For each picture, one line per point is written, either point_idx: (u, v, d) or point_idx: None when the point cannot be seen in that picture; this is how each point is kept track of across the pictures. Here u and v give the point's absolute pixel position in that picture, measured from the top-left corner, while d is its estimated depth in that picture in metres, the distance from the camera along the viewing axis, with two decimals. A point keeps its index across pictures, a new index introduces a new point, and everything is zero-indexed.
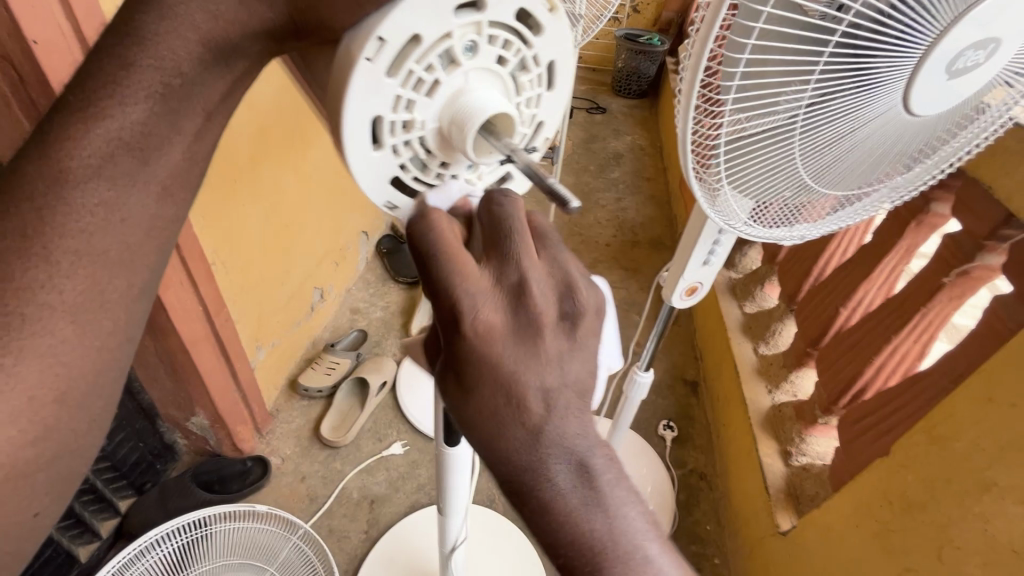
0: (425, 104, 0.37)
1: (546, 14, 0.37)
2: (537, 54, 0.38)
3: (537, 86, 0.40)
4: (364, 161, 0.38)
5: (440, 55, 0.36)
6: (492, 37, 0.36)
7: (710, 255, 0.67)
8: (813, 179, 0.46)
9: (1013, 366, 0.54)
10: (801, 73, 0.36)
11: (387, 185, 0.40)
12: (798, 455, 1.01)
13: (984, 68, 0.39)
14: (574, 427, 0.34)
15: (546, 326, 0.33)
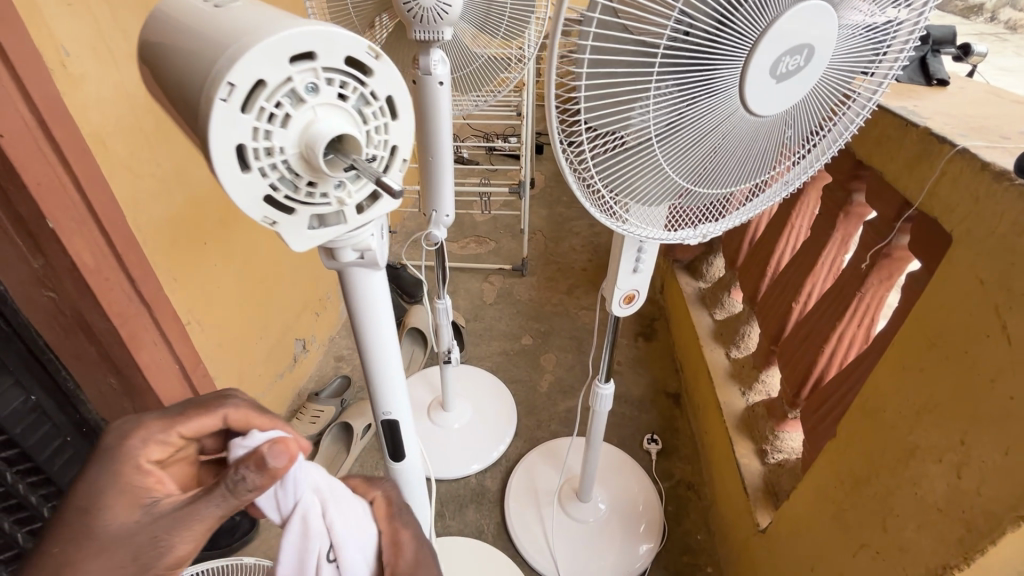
0: (279, 134, 0.40)
1: (374, 58, 0.42)
2: (375, 90, 0.43)
3: (381, 115, 0.45)
4: (237, 186, 0.41)
5: (285, 94, 0.40)
6: (329, 78, 0.41)
7: (638, 262, 0.72)
8: (691, 180, 0.51)
9: (914, 332, 0.58)
10: (640, 91, 0.42)
11: (261, 207, 0.43)
12: (774, 453, 1.03)
13: (809, 69, 0.45)
14: None
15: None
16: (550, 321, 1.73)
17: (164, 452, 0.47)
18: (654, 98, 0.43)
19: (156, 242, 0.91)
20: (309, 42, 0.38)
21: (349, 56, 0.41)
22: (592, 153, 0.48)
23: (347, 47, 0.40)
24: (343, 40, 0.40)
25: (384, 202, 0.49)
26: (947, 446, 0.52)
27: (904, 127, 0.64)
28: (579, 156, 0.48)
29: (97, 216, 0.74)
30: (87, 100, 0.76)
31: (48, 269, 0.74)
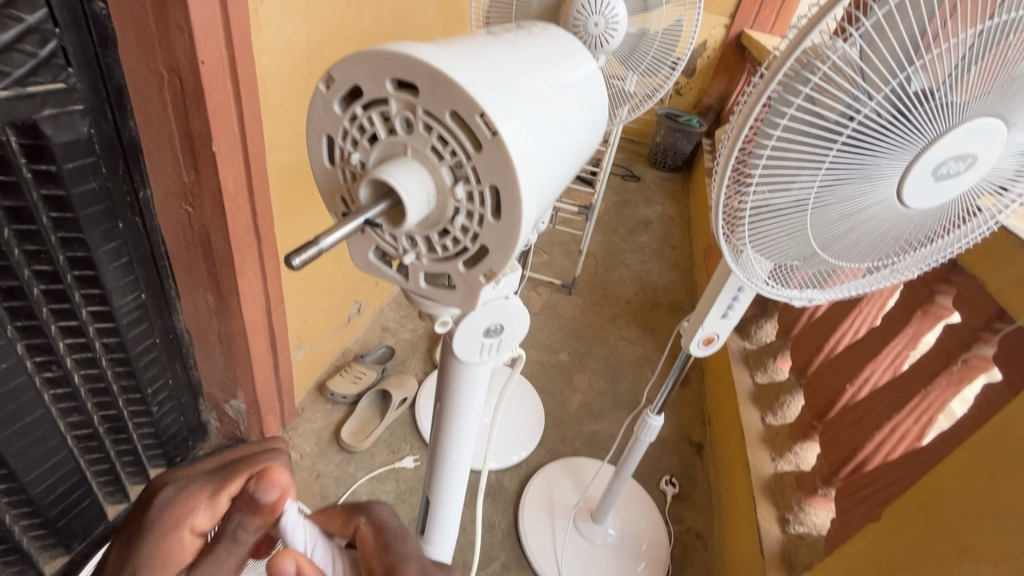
0: (363, 147, 0.44)
1: (486, 135, 0.39)
2: (476, 167, 0.41)
3: (474, 204, 0.42)
4: (321, 171, 0.47)
5: (382, 114, 0.42)
6: (426, 123, 0.40)
7: (729, 309, 0.75)
8: (823, 249, 0.56)
9: (990, 440, 0.60)
10: (814, 161, 0.47)
11: (338, 207, 0.48)
12: (796, 523, 1.04)
13: (966, 175, 0.49)
14: None
15: None
16: (590, 343, 1.76)
17: (222, 494, 0.49)
18: (825, 171, 0.47)
19: (277, 184, 0.97)
20: (413, 77, 0.39)
21: (455, 113, 0.39)
22: (745, 205, 0.53)
23: (455, 103, 0.38)
24: (446, 94, 0.38)
25: (455, 264, 0.46)
26: (1007, 553, 0.54)
27: (1018, 246, 0.67)
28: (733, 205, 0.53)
29: (248, 149, 0.81)
30: (265, 45, 0.83)
31: (195, 185, 0.81)
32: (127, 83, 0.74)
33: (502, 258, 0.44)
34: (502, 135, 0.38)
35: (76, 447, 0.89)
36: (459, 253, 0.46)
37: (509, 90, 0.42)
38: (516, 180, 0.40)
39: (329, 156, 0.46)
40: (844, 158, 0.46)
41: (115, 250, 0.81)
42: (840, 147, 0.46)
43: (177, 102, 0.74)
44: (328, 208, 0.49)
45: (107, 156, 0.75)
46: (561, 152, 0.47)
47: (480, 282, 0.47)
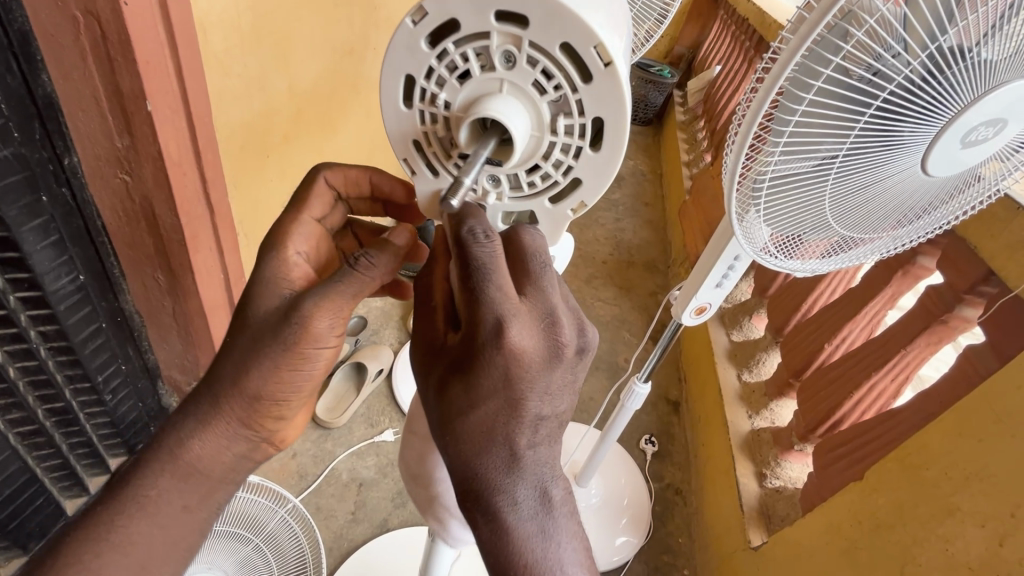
0: (451, 86, 0.43)
1: (601, 64, 0.40)
2: (582, 99, 0.42)
3: (576, 136, 0.44)
4: (392, 112, 0.46)
5: (477, 51, 0.42)
6: (531, 57, 0.41)
7: (723, 278, 0.73)
8: (836, 217, 0.55)
9: (980, 403, 0.61)
10: (845, 127, 0.45)
11: (409, 147, 0.48)
12: (772, 478, 1.08)
13: (992, 142, 0.47)
14: (544, 454, 0.40)
15: (524, 352, 0.38)
16: None
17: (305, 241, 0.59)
18: (853, 138, 0.46)
19: (227, 147, 0.87)
20: (527, 11, 0.39)
21: (567, 42, 0.40)
22: (765, 174, 0.51)
23: (568, 35, 0.39)
24: (561, 27, 0.39)
25: (541, 201, 0.48)
26: (994, 515, 0.56)
27: (1015, 209, 0.66)
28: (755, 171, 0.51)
29: (191, 107, 0.71)
30: None
31: (130, 150, 0.71)
32: (34, 28, 0.62)
33: (596, 189, 0.46)
34: (617, 66, 0.40)
35: (22, 445, 0.81)
36: (549, 189, 0.48)
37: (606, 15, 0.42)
38: (624, 111, 0.42)
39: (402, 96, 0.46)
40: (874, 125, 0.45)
41: (41, 228, 0.70)
42: (871, 113, 0.44)
43: (100, 54, 0.62)
44: (398, 156, 0.49)
45: (19, 119, 0.64)
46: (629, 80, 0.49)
47: (569, 216, 0.49)
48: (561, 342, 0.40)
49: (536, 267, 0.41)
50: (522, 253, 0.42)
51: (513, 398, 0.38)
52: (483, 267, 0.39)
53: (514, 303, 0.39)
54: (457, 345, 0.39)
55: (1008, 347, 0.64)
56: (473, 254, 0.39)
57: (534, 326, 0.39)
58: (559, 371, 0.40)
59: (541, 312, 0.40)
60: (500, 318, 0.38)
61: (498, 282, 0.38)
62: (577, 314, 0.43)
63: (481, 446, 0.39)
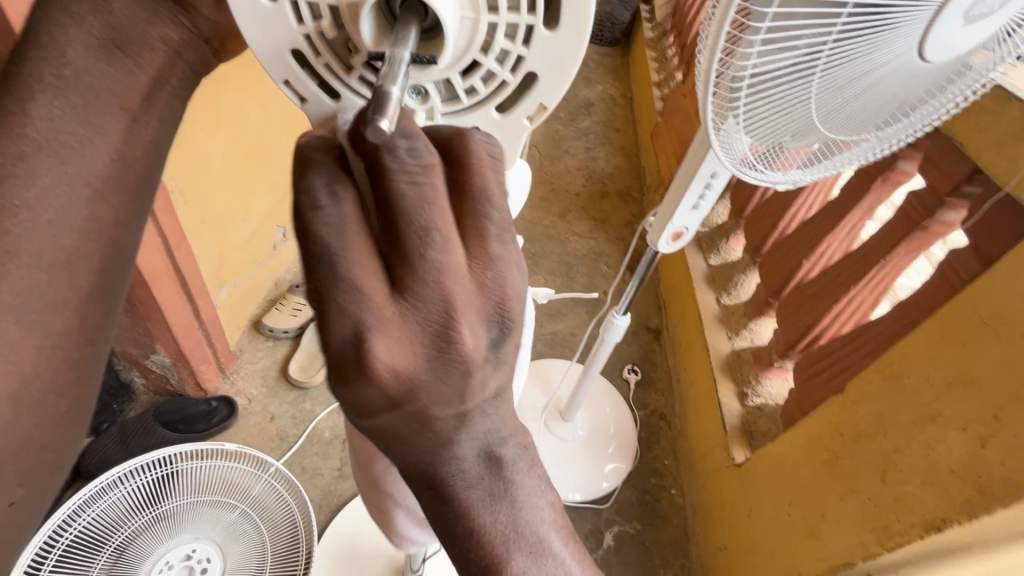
0: None
1: None
2: None
3: (522, 8, 0.37)
4: (257, 18, 0.38)
5: None
6: None
7: (699, 200, 0.68)
8: (822, 118, 0.49)
9: (963, 310, 0.59)
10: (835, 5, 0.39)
11: (289, 62, 0.40)
12: (753, 396, 1.10)
13: (995, 16, 0.42)
14: (482, 425, 0.34)
15: (404, 361, 0.30)
16: (540, 243, 1.67)
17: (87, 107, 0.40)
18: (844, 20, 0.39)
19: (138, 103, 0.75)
20: None
21: None
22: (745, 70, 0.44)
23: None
24: None
25: (490, 107, 0.42)
26: (976, 418, 0.55)
27: (1005, 101, 0.62)
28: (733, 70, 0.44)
29: None
30: None
31: None
32: None
33: (556, 79, 0.40)
34: None
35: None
36: (499, 90, 0.41)
37: None
38: None
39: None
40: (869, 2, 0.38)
41: None
42: None
43: None
44: (275, 78, 0.41)
45: None
46: None
47: (525, 122, 0.43)
48: (462, 352, 0.31)
49: (419, 243, 0.30)
50: (397, 219, 0.30)
51: (412, 412, 0.32)
52: (330, 259, 0.30)
53: (379, 306, 0.30)
54: (325, 349, 0.32)
55: (992, 249, 0.62)
56: (315, 231, 0.30)
57: (415, 329, 0.30)
58: (466, 374, 0.32)
59: (431, 309, 0.31)
60: (362, 331, 0.29)
61: (355, 277, 0.30)
62: (497, 289, 0.33)
63: (391, 449, 0.34)
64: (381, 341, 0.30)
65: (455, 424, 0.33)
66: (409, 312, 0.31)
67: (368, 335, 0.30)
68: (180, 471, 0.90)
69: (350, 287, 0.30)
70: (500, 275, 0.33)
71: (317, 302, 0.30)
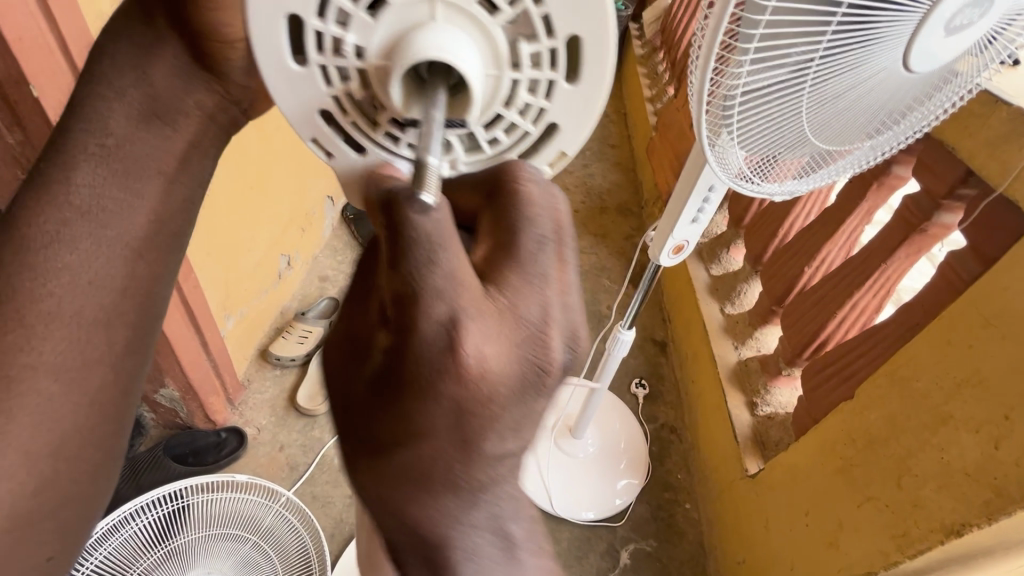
0: (365, 26, 0.36)
1: None
2: (548, 13, 0.36)
3: (543, 65, 0.38)
4: (287, 80, 0.39)
5: None
6: None
7: (699, 213, 0.69)
8: (813, 131, 0.50)
9: (966, 309, 0.60)
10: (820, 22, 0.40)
11: (316, 121, 0.41)
12: (763, 405, 1.09)
13: (977, 25, 0.43)
14: (509, 491, 0.32)
15: (490, 366, 0.29)
16: None
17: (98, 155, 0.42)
18: (830, 36, 0.41)
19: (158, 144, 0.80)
20: None
21: None
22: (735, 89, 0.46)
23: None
24: None
25: (510, 156, 0.42)
26: (987, 419, 0.55)
27: (991, 105, 0.63)
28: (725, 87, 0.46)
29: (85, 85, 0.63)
30: None
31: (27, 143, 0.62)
32: None
33: (575, 129, 0.41)
34: None
35: None
36: (520, 138, 0.42)
37: None
38: (601, 25, 0.37)
39: (292, 52, 0.38)
40: (853, 17, 0.40)
41: None
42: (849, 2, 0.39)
43: None
44: (302, 136, 0.42)
45: None
46: None
47: (546, 169, 0.43)
48: (546, 365, 0.30)
49: (530, 251, 0.32)
50: (510, 228, 0.32)
51: (469, 431, 0.29)
52: (428, 238, 0.28)
53: (478, 300, 0.29)
54: (386, 348, 0.29)
55: (990, 248, 0.62)
56: (413, 220, 0.28)
57: (512, 330, 0.30)
58: (545, 391, 0.31)
59: (524, 319, 0.30)
60: (456, 319, 0.28)
61: (453, 263, 0.28)
62: (576, 320, 0.33)
63: (422, 487, 0.30)
64: (474, 336, 0.28)
65: (511, 468, 0.31)
66: (502, 316, 0.30)
67: (456, 329, 0.28)
68: (191, 505, 0.89)
69: (448, 273, 0.28)
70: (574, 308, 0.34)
71: (404, 291, 0.28)
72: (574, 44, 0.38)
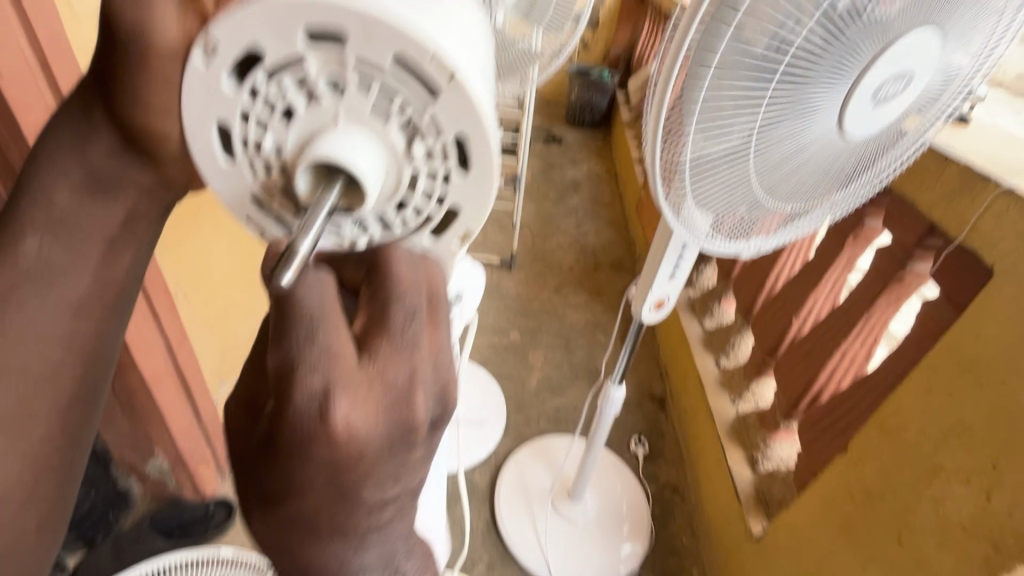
0: (274, 127, 0.32)
1: (445, 71, 0.30)
2: (436, 116, 0.31)
3: (441, 163, 0.33)
4: (213, 173, 0.34)
5: (291, 77, 0.31)
6: (360, 73, 0.30)
7: (675, 270, 0.71)
8: (767, 194, 0.55)
9: (944, 357, 0.60)
10: (757, 98, 0.45)
11: (246, 207, 0.35)
12: (764, 461, 1.05)
13: (900, 98, 0.49)
14: (400, 525, 0.32)
15: (370, 438, 0.28)
16: (538, 318, 1.70)
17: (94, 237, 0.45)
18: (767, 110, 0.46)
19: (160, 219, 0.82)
20: (338, 18, 0.29)
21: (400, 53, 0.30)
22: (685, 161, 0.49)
23: (393, 42, 0.29)
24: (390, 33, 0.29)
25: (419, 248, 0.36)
26: (977, 469, 0.54)
27: (943, 161, 0.67)
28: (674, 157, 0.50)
29: None
30: None
31: None
32: None
33: (478, 221, 0.35)
34: (461, 73, 0.30)
35: None
36: (426, 229, 0.36)
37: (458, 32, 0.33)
38: (487, 126, 0.32)
39: (222, 147, 0.34)
40: (787, 93, 0.45)
41: None
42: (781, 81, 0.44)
43: None
44: (238, 221, 0.36)
45: None
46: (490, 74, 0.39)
47: (455, 257, 0.37)
48: (415, 432, 0.29)
49: (395, 321, 0.31)
50: (379, 297, 0.31)
51: (345, 486, 0.28)
52: (300, 318, 0.28)
53: (348, 371, 0.28)
54: (267, 417, 0.28)
55: (962, 296, 0.63)
56: (293, 297, 0.28)
57: (379, 398, 0.29)
58: (409, 456, 0.30)
59: (396, 384, 0.29)
60: (330, 391, 0.27)
61: (323, 338, 0.28)
62: (443, 377, 0.32)
63: (307, 542, 0.30)
64: (344, 407, 0.27)
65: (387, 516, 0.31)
66: (373, 386, 0.29)
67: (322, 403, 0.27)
68: None
69: (310, 349, 0.28)
70: (444, 366, 0.33)
71: (281, 367, 0.27)
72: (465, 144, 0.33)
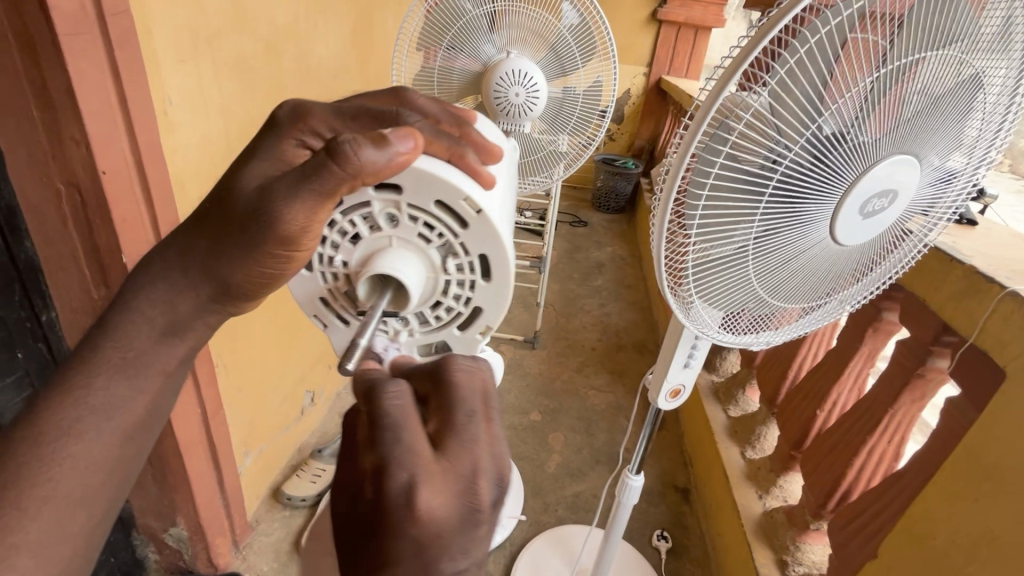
0: (346, 248, 0.45)
1: (472, 214, 0.42)
2: (465, 242, 0.44)
3: (468, 272, 0.45)
4: (298, 279, 0.47)
5: (362, 217, 0.43)
6: (413, 215, 0.43)
7: (689, 358, 0.74)
8: (770, 291, 0.59)
9: (966, 458, 0.59)
10: (749, 211, 0.51)
11: (316, 303, 0.48)
12: (795, 564, 1.00)
13: (891, 208, 0.53)
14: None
15: (444, 519, 0.32)
16: (560, 398, 1.70)
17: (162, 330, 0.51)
18: (760, 221, 0.51)
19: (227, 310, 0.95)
20: (399, 179, 0.41)
21: (439, 200, 0.42)
22: (687, 263, 0.56)
23: (438, 192, 0.42)
24: (436, 188, 0.42)
25: (450, 330, 0.49)
26: None
27: (949, 263, 0.69)
28: (678, 259, 0.56)
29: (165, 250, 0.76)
30: (178, 147, 0.78)
31: (107, 299, 0.73)
32: (20, 202, 0.68)
33: (497, 313, 0.47)
34: (487, 213, 0.42)
35: None
36: (455, 318, 0.48)
37: (484, 177, 0.45)
38: (505, 246, 0.44)
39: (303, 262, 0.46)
40: (777, 206, 0.50)
41: (15, 383, 0.73)
42: (771, 198, 0.50)
43: (78, 217, 0.68)
44: (307, 313, 0.49)
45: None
46: (507, 191, 0.52)
47: (478, 338, 0.49)
48: (481, 507, 0.34)
49: (462, 419, 0.36)
50: (447, 398, 0.37)
51: (426, 561, 0.32)
52: (394, 426, 0.33)
53: (428, 463, 0.33)
54: (366, 506, 0.33)
55: (980, 396, 0.63)
56: (384, 408, 0.34)
57: (452, 484, 0.33)
58: (479, 527, 0.34)
59: (467, 468, 0.34)
60: (415, 482, 0.32)
61: (411, 444, 0.33)
62: (500, 461, 0.36)
63: None
64: (427, 494, 0.32)
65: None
66: (449, 475, 0.34)
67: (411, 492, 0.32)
68: None
69: (403, 451, 0.33)
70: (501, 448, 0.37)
71: (378, 467, 0.32)
72: (485, 257, 0.45)
